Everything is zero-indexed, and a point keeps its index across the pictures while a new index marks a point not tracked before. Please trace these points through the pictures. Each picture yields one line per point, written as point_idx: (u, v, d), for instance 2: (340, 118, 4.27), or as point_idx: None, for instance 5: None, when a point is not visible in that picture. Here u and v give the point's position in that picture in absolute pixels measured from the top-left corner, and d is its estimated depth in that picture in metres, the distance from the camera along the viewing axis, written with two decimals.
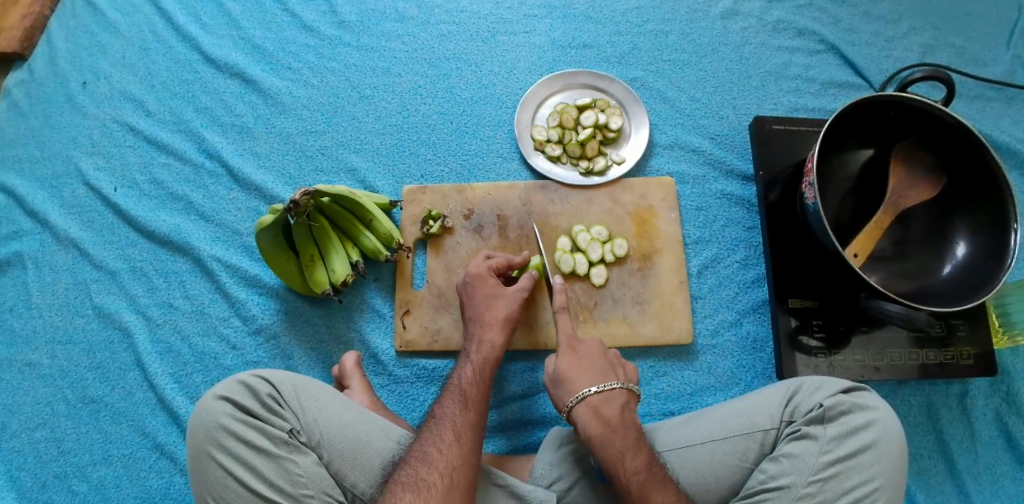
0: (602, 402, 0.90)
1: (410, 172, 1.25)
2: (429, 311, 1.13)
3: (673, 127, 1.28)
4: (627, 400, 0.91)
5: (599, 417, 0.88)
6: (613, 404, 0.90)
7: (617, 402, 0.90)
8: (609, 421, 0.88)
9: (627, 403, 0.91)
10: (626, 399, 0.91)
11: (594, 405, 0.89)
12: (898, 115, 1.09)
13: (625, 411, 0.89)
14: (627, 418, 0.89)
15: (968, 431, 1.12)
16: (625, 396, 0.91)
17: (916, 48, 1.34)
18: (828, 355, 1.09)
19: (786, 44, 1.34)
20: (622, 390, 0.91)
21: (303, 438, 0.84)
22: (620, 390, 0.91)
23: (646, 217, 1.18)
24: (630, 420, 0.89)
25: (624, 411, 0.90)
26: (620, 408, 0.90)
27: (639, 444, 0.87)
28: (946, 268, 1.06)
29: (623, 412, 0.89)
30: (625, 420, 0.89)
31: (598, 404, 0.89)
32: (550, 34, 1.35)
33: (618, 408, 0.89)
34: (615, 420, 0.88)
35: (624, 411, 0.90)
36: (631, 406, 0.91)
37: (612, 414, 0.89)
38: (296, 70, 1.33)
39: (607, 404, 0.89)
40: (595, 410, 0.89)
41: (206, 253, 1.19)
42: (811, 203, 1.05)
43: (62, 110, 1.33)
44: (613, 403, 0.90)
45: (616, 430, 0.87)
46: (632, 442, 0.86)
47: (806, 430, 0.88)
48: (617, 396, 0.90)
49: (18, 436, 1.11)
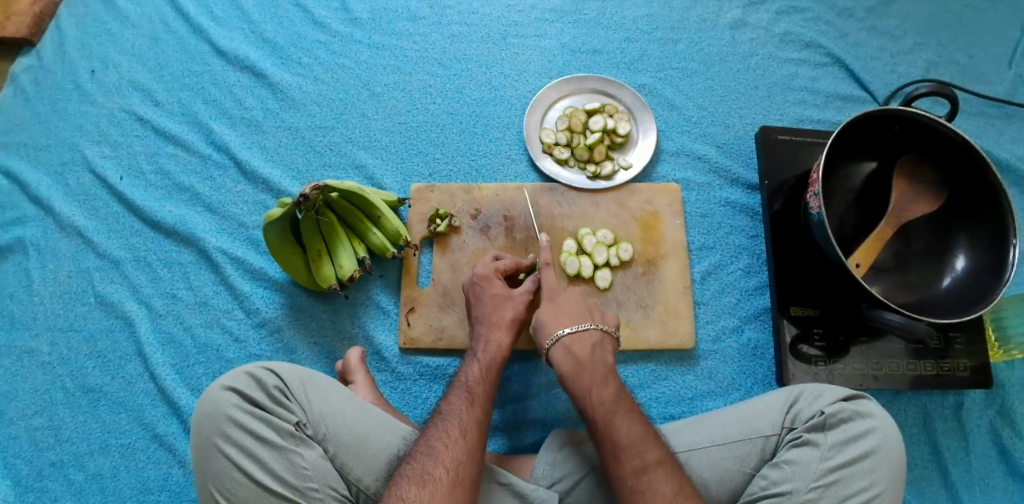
0: (574, 341, 0.94)
1: (418, 171, 1.25)
2: (434, 309, 1.13)
3: (680, 134, 1.29)
4: (600, 341, 0.95)
5: (572, 356, 0.93)
6: (584, 343, 0.94)
7: (588, 343, 0.94)
8: (579, 359, 0.92)
9: (600, 342, 0.95)
10: (600, 339, 0.95)
11: (567, 345, 0.94)
12: (902, 129, 1.11)
13: (595, 352, 0.93)
14: (598, 357, 0.93)
15: (963, 442, 1.13)
16: (598, 338, 0.95)
17: (920, 63, 1.36)
18: (828, 364, 1.10)
19: (792, 56, 1.36)
20: (596, 332, 0.96)
21: (309, 431, 0.85)
22: (593, 330, 0.96)
23: (652, 222, 1.19)
24: (600, 359, 0.93)
25: (595, 348, 0.94)
26: (591, 347, 0.94)
27: (607, 378, 0.90)
28: (946, 281, 1.08)
29: (593, 352, 0.93)
30: (596, 359, 0.92)
31: (570, 344, 0.94)
32: (561, 38, 1.36)
33: (589, 348, 0.93)
34: (585, 359, 0.92)
35: (595, 350, 0.94)
36: (604, 346, 0.95)
37: (583, 353, 0.93)
38: (307, 66, 1.33)
39: (579, 343, 0.94)
40: (568, 348, 0.94)
41: (211, 244, 1.19)
42: (816, 213, 1.06)
43: (70, 97, 1.33)
44: (586, 342, 0.94)
45: (584, 367, 0.91)
46: (600, 376, 0.90)
47: (808, 437, 0.89)
48: (591, 336, 0.95)
49: (15, 423, 1.10)
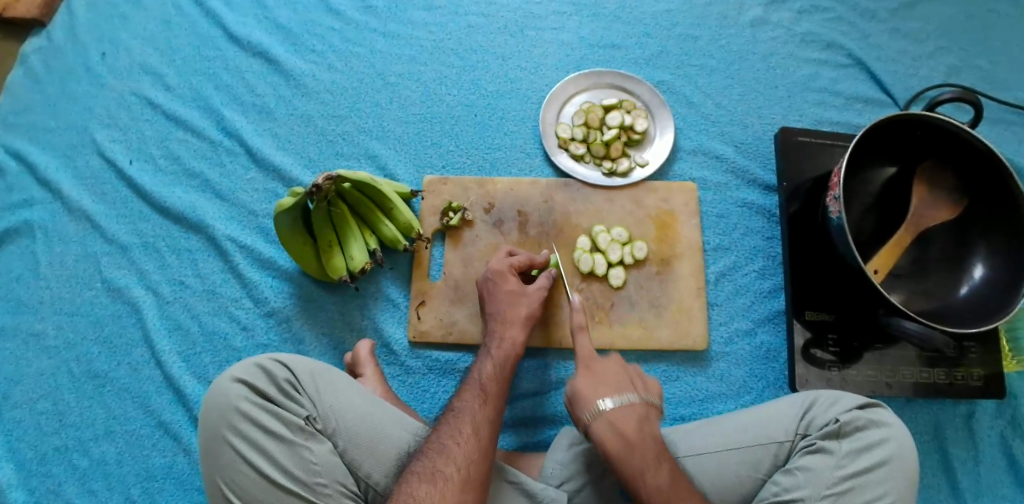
0: (620, 416, 0.86)
1: (431, 162, 1.24)
2: (445, 303, 1.12)
3: (698, 132, 1.28)
4: (644, 412, 0.88)
5: (618, 433, 0.85)
6: (630, 417, 0.86)
7: (635, 417, 0.86)
8: (627, 437, 0.84)
9: (646, 416, 0.87)
10: (645, 412, 0.87)
11: (612, 420, 0.86)
12: (924, 134, 1.08)
13: (641, 426, 0.86)
14: (646, 433, 0.85)
15: (973, 452, 1.11)
16: (643, 410, 0.87)
17: (941, 68, 1.34)
18: (841, 370, 1.08)
19: (813, 57, 1.34)
20: (640, 404, 0.88)
21: (319, 425, 0.84)
22: (637, 402, 0.88)
23: (667, 221, 1.18)
24: (648, 434, 0.85)
25: (641, 423, 0.86)
26: (638, 422, 0.86)
27: (660, 459, 0.83)
28: (964, 290, 1.06)
29: (640, 427, 0.86)
30: (644, 434, 0.85)
31: (615, 419, 0.86)
32: (579, 31, 1.34)
33: (635, 423, 0.86)
34: (633, 437, 0.84)
35: (642, 425, 0.86)
36: (649, 418, 0.87)
37: (630, 430, 0.85)
38: (321, 53, 1.31)
39: (623, 416, 0.86)
40: (613, 425, 0.85)
41: (221, 232, 1.17)
42: (835, 217, 1.04)
43: (80, 79, 1.31)
44: (631, 416, 0.86)
45: (634, 447, 0.83)
46: (652, 457, 0.83)
47: (822, 444, 0.87)
48: (635, 409, 0.87)
49: (19, 407, 1.09)
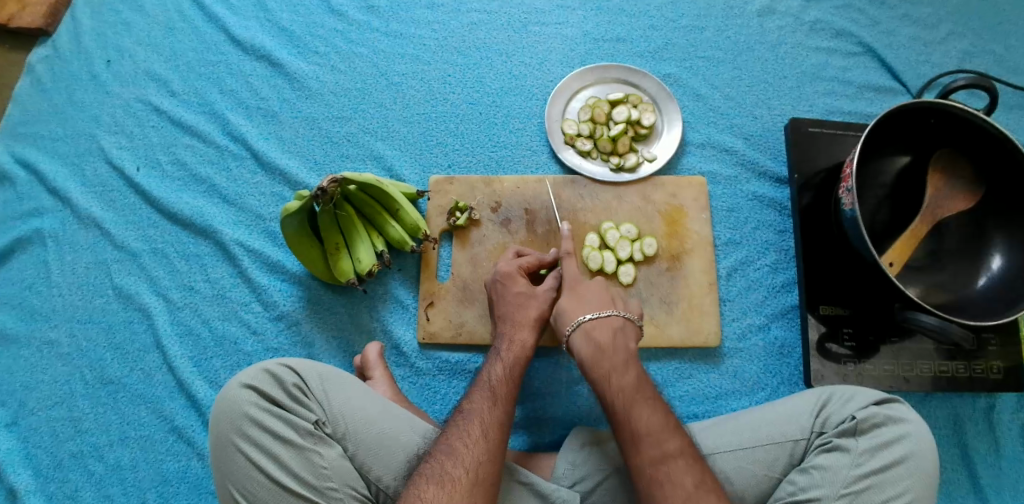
0: (596, 328, 0.93)
1: (437, 162, 1.23)
2: (454, 304, 1.11)
3: (706, 125, 1.26)
4: (621, 327, 0.93)
5: (592, 341, 0.91)
6: (606, 327, 0.93)
7: (611, 327, 0.93)
8: (600, 344, 0.91)
9: (623, 329, 0.93)
10: (622, 326, 0.94)
11: (588, 329, 0.93)
12: (938, 123, 1.06)
13: (616, 337, 0.92)
14: (620, 342, 0.91)
15: (994, 446, 1.09)
16: (620, 324, 0.94)
17: (954, 53, 1.31)
18: (857, 365, 1.07)
19: (823, 45, 1.31)
20: (618, 318, 0.94)
21: (328, 430, 0.83)
22: (614, 316, 0.94)
23: (677, 217, 1.16)
24: (622, 345, 0.91)
25: (616, 335, 0.92)
26: (613, 333, 0.92)
27: (628, 365, 0.88)
28: (981, 281, 1.04)
29: (614, 338, 0.92)
30: (617, 346, 0.91)
31: (591, 328, 0.93)
32: (583, 26, 1.32)
33: (610, 334, 0.92)
34: (606, 344, 0.91)
35: (617, 337, 0.92)
36: (625, 332, 0.93)
37: (604, 338, 0.91)
38: (324, 54, 1.31)
39: (600, 328, 0.92)
40: (588, 334, 0.92)
41: (228, 236, 1.17)
42: (849, 210, 1.02)
43: (87, 88, 1.31)
44: (607, 328, 0.92)
45: (605, 353, 0.90)
46: (621, 362, 0.89)
47: (838, 442, 0.86)
48: (612, 322, 0.93)
49: (35, 414, 1.10)
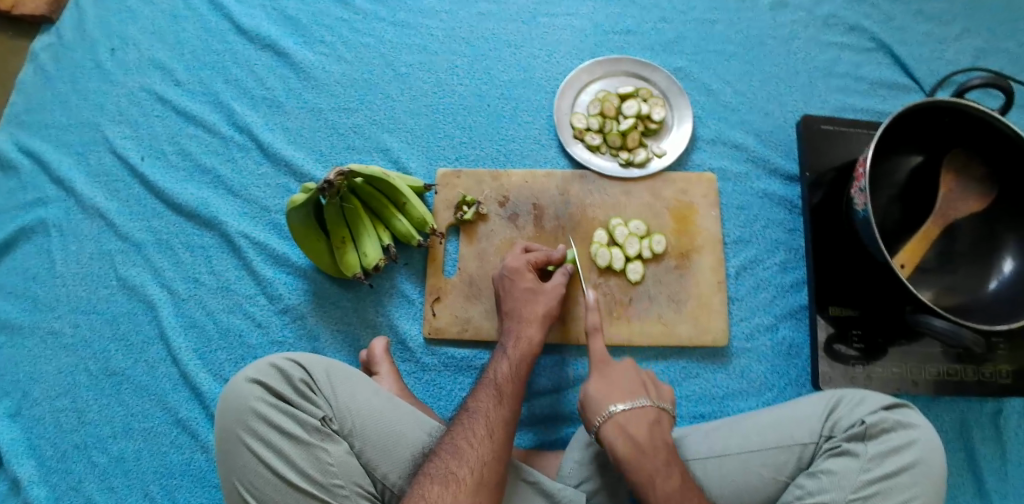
0: (631, 421, 0.84)
1: (445, 155, 1.21)
2: (460, 300, 1.11)
3: (717, 121, 1.24)
4: (656, 418, 0.86)
5: (629, 438, 0.83)
6: (641, 421, 0.84)
7: (646, 421, 0.85)
8: (639, 442, 0.83)
9: (658, 421, 0.86)
10: (657, 418, 0.86)
11: (622, 424, 0.84)
12: (953, 121, 1.04)
13: (653, 432, 0.84)
14: (658, 439, 0.84)
15: (1000, 450, 1.09)
16: (654, 416, 0.86)
17: (969, 51, 1.29)
18: (866, 366, 1.06)
19: (836, 40, 1.29)
20: (652, 409, 0.86)
21: (335, 426, 0.83)
22: (649, 407, 0.86)
23: (686, 214, 1.15)
24: (660, 440, 0.84)
25: (653, 429, 0.84)
26: (649, 427, 0.84)
27: (671, 463, 0.82)
28: (994, 284, 1.02)
29: (652, 432, 0.84)
30: (655, 441, 0.83)
31: (626, 422, 0.84)
32: (594, 17, 1.30)
33: (647, 428, 0.84)
34: (645, 441, 0.83)
35: (653, 431, 0.84)
36: (661, 425, 0.86)
37: (641, 435, 0.83)
38: (330, 44, 1.29)
39: (635, 421, 0.84)
40: (623, 429, 0.84)
41: (233, 228, 1.16)
42: (861, 210, 1.00)
43: (91, 76, 1.30)
44: (642, 421, 0.84)
45: (645, 453, 0.82)
46: (664, 463, 0.81)
47: (847, 446, 0.85)
48: (647, 415, 0.85)
49: (39, 404, 1.10)
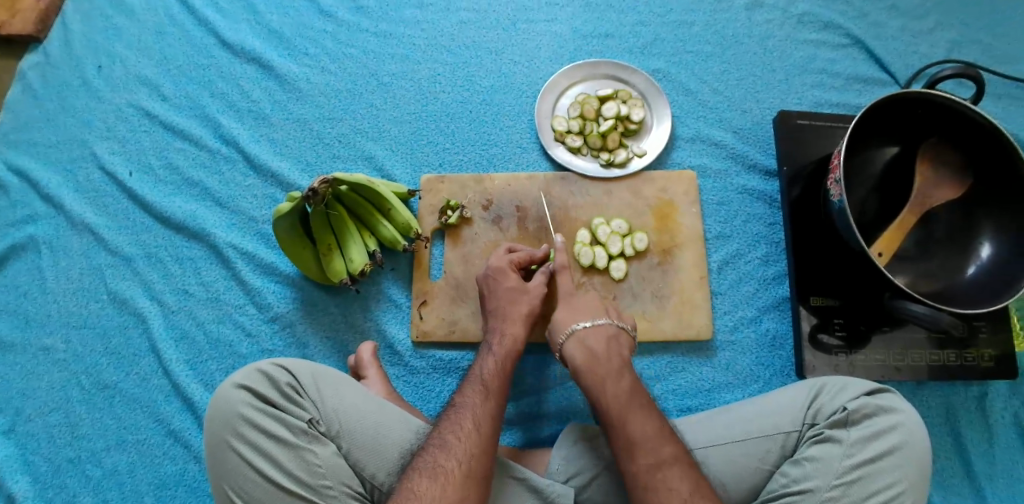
0: (590, 334, 0.94)
1: (428, 161, 1.23)
2: (446, 302, 1.12)
3: (695, 119, 1.26)
4: (615, 335, 0.94)
5: (586, 348, 0.92)
6: (600, 336, 0.93)
7: (604, 335, 0.94)
8: (595, 352, 0.92)
9: (616, 337, 0.94)
10: (615, 334, 0.95)
11: (582, 337, 0.94)
12: (924, 112, 1.06)
13: (610, 345, 0.92)
14: (613, 351, 0.92)
15: (987, 434, 1.10)
16: (613, 332, 0.95)
17: (942, 44, 1.31)
18: (849, 355, 1.07)
19: (811, 38, 1.32)
20: (612, 326, 0.95)
21: (322, 428, 0.84)
22: (607, 324, 0.95)
23: (667, 211, 1.17)
24: (616, 352, 0.92)
25: (610, 342, 0.93)
26: (607, 341, 0.93)
27: (623, 371, 0.89)
28: (972, 269, 1.04)
29: (608, 345, 0.92)
30: (611, 353, 0.92)
31: (586, 336, 0.94)
32: (572, 22, 1.33)
33: (604, 342, 0.93)
34: (601, 351, 0.91)
35: (610, 345, 0.93)
36: (619, 340, 0.94)
37: (598, 346, 0.92)
38: (314, 56, 1.31)
39: (594, 335, 0.93)
40: (583, 342, 0.93)
41: (221, 239, 1.18)
42: (837, 201, 1.02)
43: (78, 94, 1.31)
44: (600, 335, 0.93)
45: (599, 359, 0.90)
46: (615, 368, 0.89)
47: (830, 433, 0.86)
48: (605, 329, 0.94)
49: (32, 421, 1.10)
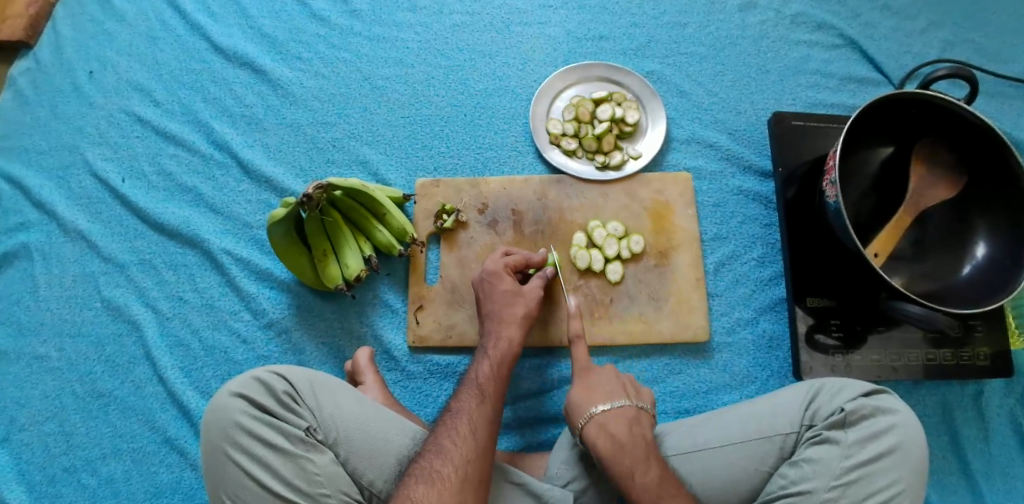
0: (609, 419, 0.88)
1: (423, 165, 1.23)
2: (442, 307, 1.12)
3: (690, 121, 1.26)
4: (634, 416, 0.89)
5: (609, 435, 0.86)
6: (621, 420, 0.88)
7: (626, 419, 0.88)
8: (618, 439, 0.86)
9: (637, 419, 0.89)
10: (635, 416, 0.89)
11: (602, 422, 0.88)
12: (919, 112, 1.06)
13: (632, 429, 0.87)
14: (637, 435, 0.87)
15: (983, 432, 1.10)
16: (633, 414, 0.89)
17: (935, 43, 1.32)
18: (846, 355, 1.07)
19: (804, 38, 1.32)
20: (632, 408, 0.90)
21: (320, 436, 0.84)
22: (628, 407, 0.90)
23: (663, 213, 1.17)
24: (640, 436, 0.87)
25: (632, 427, 0.88)
26: (628, 425, 0.87)
27: (649, 460, 0.84)
28: (967, 269, 1.04)
29: (631, 430, 0.87)
30: (635, 437, 0.86)
31: (606, 421, 0.88)
32: (566, 25, 1.33)
33: (626, 426, 0.87)
34: (625, 440, 0.85)
35: (631, 427, 0.88)
36: (640, 422, 0.89)
37: (620, 432, 0.86)
38: (307, 60, 1.31)
39: (615, 420, 0.88)
40: (604, 428, 0.87)
41: (216, 245, 1.17)
42: (833, 202, 1.02)
43: (69, 100, 1.31)
44: (622, 420, 0.88)
45: (624, 448, 0.84)
46: (642, 455, 0.84)
47: (828, 434, 0.86)
48: (626, 412, 0.89)
49: (27, 430, 1.10)
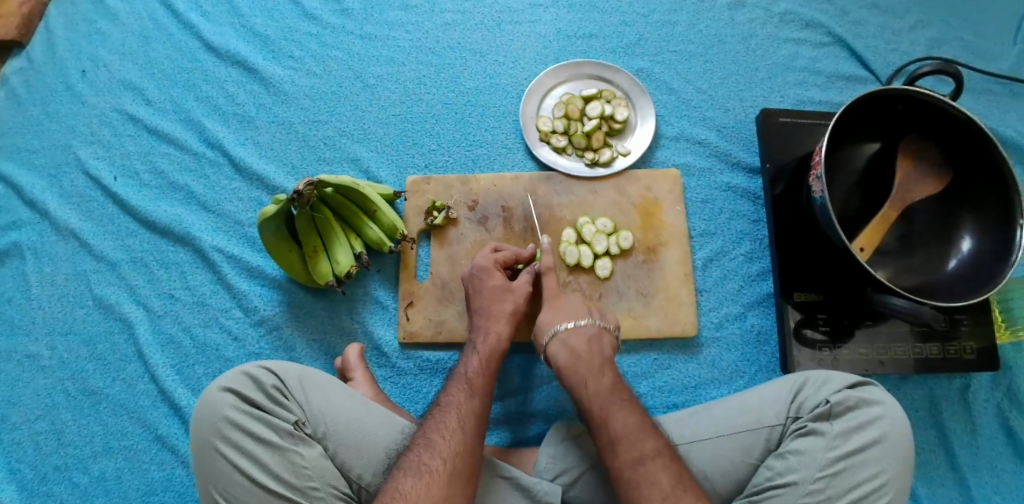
0: (571, 335, 0.95)
1: (414, 162, 1.24)
2: (433, 303, 1.12)
3: (680, 118, 1.27)
4: (597, 336, 0.95)
5: (569, 348, 0.93)
6: (582, 336, 0.94)
7: (586, 335, 0.95)
8: (576, 350, 0.93)
9: (597, 337, 0.95)
10: (598, 334, 0.96)
11: (565, 338, 0.95)
12: (906, 108, 1.07)
13: (592, 344, 0.94)
14: (596, 350, 0.93)
15: (969, 425, 1.11)
16: (596, 332, 0.96)
17: (923, 41, 1.33)
18: (833, 350, 1.08)
19: (793, 36, 1.33)
20: (594, 326, 0.96)
21: (308, 430, 0.84)
22: (590, 325, 0.96)
23: (652, 209, 1.18)
24: (598, 351, 0.93)
25: (593, 343, 0.94)
26: (588, 341, 0.94)
27: (604, 368, 0.90)
28: (952, 263, 1.05)
29: (590, 345, 0.94)
30: (593, 352, 0.93)
31: (568, 336, 0.95)
32: (556, 23, 1.33)
33: (586, 341, 0.94)
34: (582, 351, 0.92)
35: (592, 344, 0.94)
36: (602, 341, 0.95)
37: (580, 346, 0.93)
38: (299, 58, 1.31)
39: (576, 337, 0.95)
40: (565, 343, 0.94)
41: (207, 243, 1.18)
42: (819, 197, 1.03)
43: (61, 99, 1.31)
44: (583, 336, 0.94)
45: (581, 359, 0.91)
46: (597, 367, 0.90)
47: (813, 426, 0.87)
48: (587, 329, 0.95)
49: (18, 428, 1.10)
